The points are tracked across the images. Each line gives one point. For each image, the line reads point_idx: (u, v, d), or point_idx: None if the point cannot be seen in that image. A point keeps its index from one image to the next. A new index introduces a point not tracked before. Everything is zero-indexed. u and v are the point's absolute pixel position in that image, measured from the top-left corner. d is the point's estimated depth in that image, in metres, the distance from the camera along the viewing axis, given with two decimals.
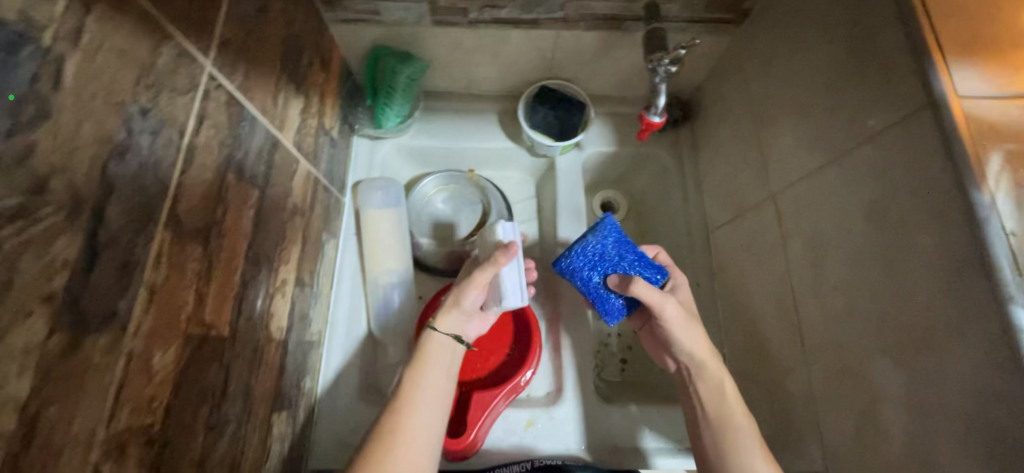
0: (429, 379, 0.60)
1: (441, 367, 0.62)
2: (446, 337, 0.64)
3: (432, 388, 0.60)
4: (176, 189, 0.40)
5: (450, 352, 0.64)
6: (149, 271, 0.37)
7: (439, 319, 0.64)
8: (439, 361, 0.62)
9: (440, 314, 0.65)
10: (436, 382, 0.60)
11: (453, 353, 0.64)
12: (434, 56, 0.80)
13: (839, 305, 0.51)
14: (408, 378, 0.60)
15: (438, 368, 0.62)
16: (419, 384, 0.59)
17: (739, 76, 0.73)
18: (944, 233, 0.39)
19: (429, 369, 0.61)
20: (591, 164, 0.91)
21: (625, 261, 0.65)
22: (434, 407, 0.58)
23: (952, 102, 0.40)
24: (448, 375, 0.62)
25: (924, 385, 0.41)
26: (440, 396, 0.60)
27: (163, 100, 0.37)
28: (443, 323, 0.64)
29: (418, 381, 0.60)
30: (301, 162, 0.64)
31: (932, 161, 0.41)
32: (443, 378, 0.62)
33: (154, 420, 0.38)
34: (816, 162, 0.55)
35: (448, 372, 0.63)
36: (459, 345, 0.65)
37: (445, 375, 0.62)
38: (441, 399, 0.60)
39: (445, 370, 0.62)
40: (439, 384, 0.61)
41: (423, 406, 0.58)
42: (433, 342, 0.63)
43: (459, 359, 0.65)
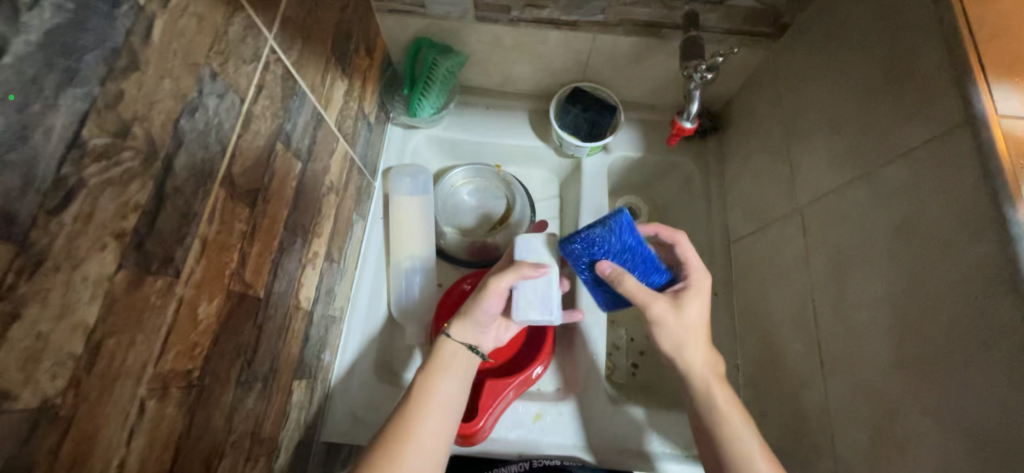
0: (443, 385, 0.60)
1: (457, 375, 0.62)
2: (461, 345, 0.63)
3: (446, 394, 0.59)
4: (233, 151, 0.42)
5: (466, 360, 0.64)
6: (203, 224, 0.39)
7: (454, 327, 0.64)
8: (455, 368, 0.62)
9: (456, 323, 0.64)
10: (450, 389, 0.60)
11: (468, 361, 0.64)
12: (472, 51, 0.82)
13: (862, 319, 0.51)
14: (422, 382, 0.60)
15: (453, 375, 0.61)
16: (432, 389, 0.59)
17: (773, 89, 0.73)
18: (976, 250, 0.40)
19: (443, 375, 0.61)
20: (616, 168, 0.92)
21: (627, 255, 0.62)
22: (445, 413, 0.58)
23: (992, 121, 0.40)
24: (461, 383, 0.62)
25: (947, 402, 0.41)
26: (453, 403, 0.60)
27: (231, 66, 0.40)
28: (457, 332, 0.64)
29: (432, 386, 0.59)
30: (340, 142, 0.67)
31: (968, 177, 0.41)
32: (457, 386, 0.61)
33: (194, 367, 0.40)
34: (847, 176, 0.56)
35: (463, 379, 0.62)
36: (475, 355, 0.65)
37: (460, 382, 0.62)
38: (454, 406, 0.60)
39: (460, 377, 0.62)
40: (453, 391, 0.60)
41: (434, 412, 0.57)
42: (449, 349, 0.63)
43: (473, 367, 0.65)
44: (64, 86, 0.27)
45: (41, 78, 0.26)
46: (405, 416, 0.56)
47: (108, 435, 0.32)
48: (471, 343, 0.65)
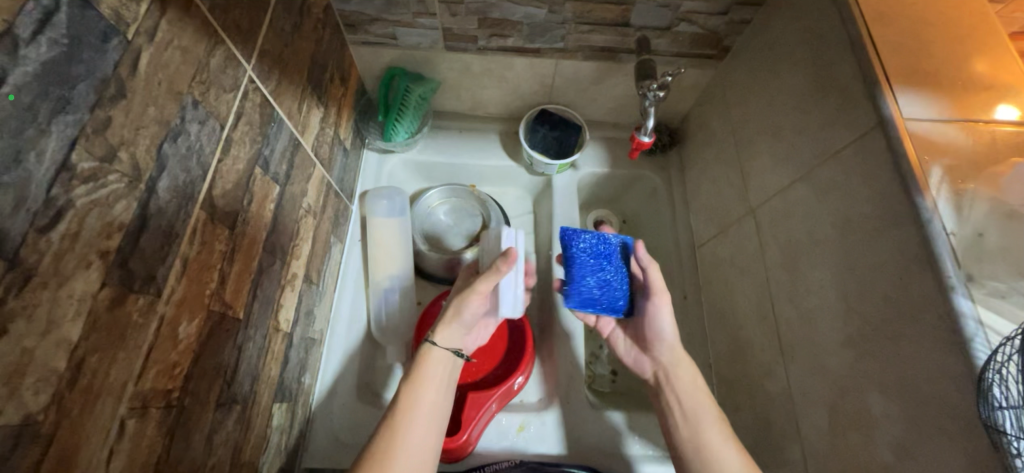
0: (426, 402, 0.60)
1: (437, 389, 0.62)
2: (446, 351, 0.65)
3: (429, 411, 0.60)
4: (213, 174, 0.44)
5: (445, 372, 0.65)
6: (184, 244, 0.40)
7: (439, 333, 0.65)
8: (437, 384, 0.63)
9: (440, 328, 0.65)
10: (432, 406, 0.60)
11: (448, 372, 0.65)
12: (444, 78, 0.87)
13: (813, 307, 0.56)
14: (404, 400, 0.60)
15: (434, 390, 0.62)
16: (414, 407, 0.59)
17: (722, 105, 0.80)
18: (896, 235, 0.45)
19: (425, 392, 0.61)
20: (586, 184, 0.97)
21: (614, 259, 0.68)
22: (428, 433, 0.58)
23: (900, 123, 0.46)
24: (442, 395, 0.63)
25: (888, 375, 0.45)
26: (435, 420, 0.60)
27: (212, 95, 0.43)
28: (443, 338, 0.65)
29: (414, 403, 0.59)
30: (317, 167, 0.69)
31: (884, 173, 0.47)
32: (439, 398, 0.62)
33: (174, 386, 0.40)
34: (789, 178, 0.61)
35: (444, 394, 0.63)
36: (457, 358, 0.67)
37: (440, 397, 0.62)
38: (436, 422, 0.60)
39: (441, 391, 0.63)
40: (435, 408, 0.61)
41: (418, 430, 0.58)
42: (430, 362, 0.64)
43: (454, 374, 0.67)
44: (57, 113, 0.29)
45: (36, 105, 0.28)
46: (387, 437, 0.56)
47: (88, 455, 0.32)
48: (455, 347, 0.66)
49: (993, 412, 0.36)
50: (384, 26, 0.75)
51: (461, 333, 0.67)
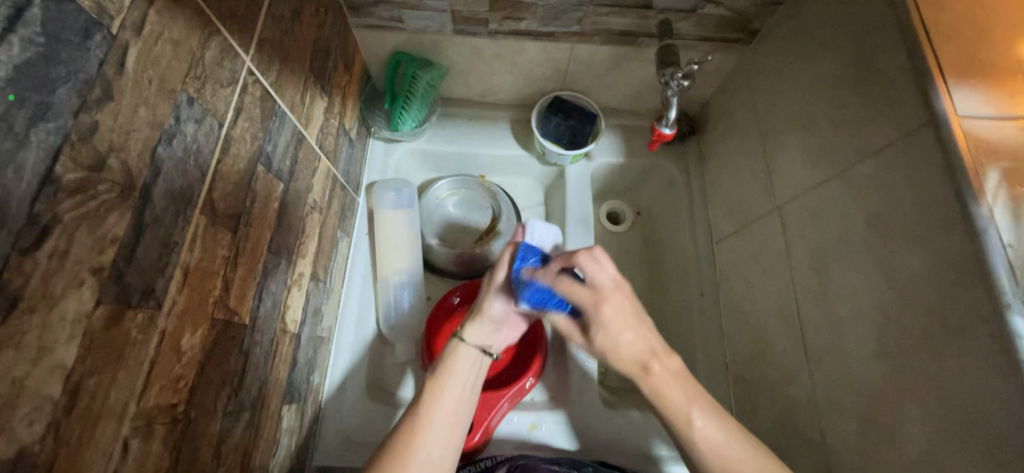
0: (450, 399, 0.59)
1: (464, 386, 0.61)
2: (474, 348, 0.64)
3: (453, 407, 0.59)
4: (214, 176, 0.41)
5: (475, 368, 0.63)
6: (184, 253, 0.38)
7: (467, 329, 0.65)
8: (464, 380, 0.62)
9: (467, 325, 0.65)
10: (456, 403, 0.59)
11: (477, 369, 0.64)
12: (452, 64, 0.83)
13: (843, 313, 0.53)
14: (429, 397, 0.59)
15: (460, 387, 0.61)
16: (438, 404, 0.58)
17: (746, 93, 0.76)
18: (944, 243, 0.42)
19: (451, 388, 0.60)
20: (599, 174, 0.94)
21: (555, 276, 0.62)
22: (450, 431, 0.57)
23: (953, 121, 0.42)
24: (470, 393, 0.61)
25: (927, 390, 0.43)
26: (459, 418, 0.59)
27: (208, 90, 0.40)
28: (471, 334, 0.64)
29: (438, 401, 0.59)
30: (322, 160, 0.66)
31: (934, 175, 0.43)
32: (465, 396, 0.61)
33: (179, 400, 0.39)
34: (821, 175, 0.58)
35: (471, 391, 0.62)
36: (484, 357, 0.65)
37: (467, 395, 0.61)
38: (460, 420, 0.59)
39: (468, 389, 0.61)
40: (460, 405, 0.60)
41: (440, 429, 0.57)
42: (460, 357, 0.63)
43: (483, 372, 0.65)
44: (37, 120, 0.26)
45: (13, 114, 0.25)
46: (407, 434, 0.55)
47: None
48: (483, 346, 0.65)
49: None
50: (389, 9, 0.71)
51: (491, 329, 0.66)
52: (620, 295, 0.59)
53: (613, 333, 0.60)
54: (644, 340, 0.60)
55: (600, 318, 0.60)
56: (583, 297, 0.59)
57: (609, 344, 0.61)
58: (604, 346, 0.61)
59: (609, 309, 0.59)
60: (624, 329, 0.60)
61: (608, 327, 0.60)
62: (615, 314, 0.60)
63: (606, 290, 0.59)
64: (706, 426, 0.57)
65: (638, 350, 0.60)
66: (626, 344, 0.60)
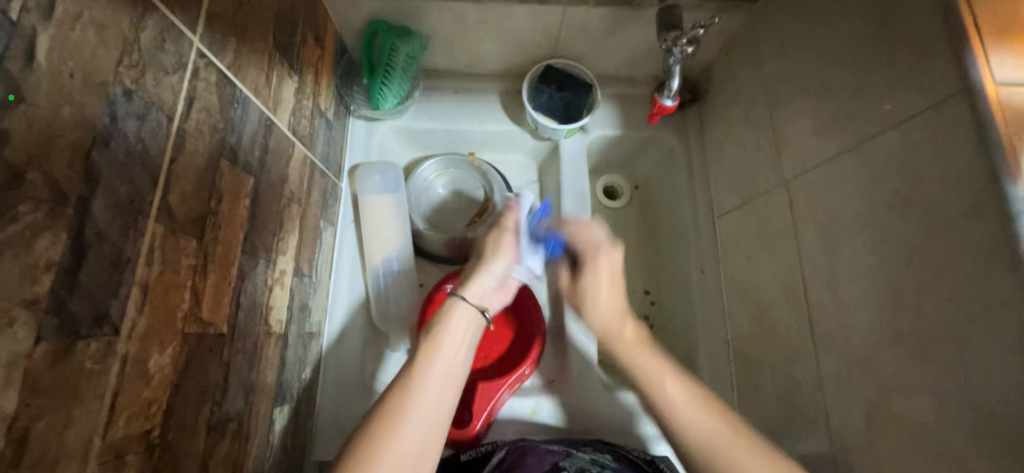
0: (446, 358, 0.56)
1: (458, 349, 0.58)
2: (473, 306, 0.61)
3: (447, 369, 0.55)
4: (167, 178, 0.36)
5: (472, 324, 0.60)
6: (142, 268, 0.34)
7: (467, 287, 0.62)
8: (459, 341, 0.58)
9: (466, 282, 0.63)
10: (451, 365, 0.55)
11: (473, 328, 0.60)
12: (434, 31, 0.76)
13: (854, 295, 0.51)
14: (422, 357, 0.55)
15: (454, 347, 0.57)
16: (432, 364, 0.54)
17: (753, 58, 0.70)
18: (974, 227, 0.39)
19: (445, 348, 0.56)
20: (595, 148, 0.89)
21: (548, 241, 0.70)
22: (443, 395, 0.53)
23: (988, 90, 0.39)
24: (464, 354, 0.58)
25: (944, 379, 0.41)
26: (455, 380, 0.55)
27: (150, 79, 0.34)
28: (471, 291, 0.62)
29: (432, 361, 0.55)
30: (297, 146, 0.61)
31: (962, 150, 0.40)
32: (460, 357, 0.57)
33: (153, 425, 0.36)
34: (835, 148, 0.54)
35: (465, 353, 0.58)
36: (482, 317, 0.61)
37: (463, 356, 0.58)
38: (453, 384, 0.55)
39: (462, 351, 0.58)
40: (454, 370, 0.56)
41: (434, 388, 0.53)
42: (458, 310, 0.60)
43: (477, 336, 0.61)
44: None
45: None
46: (398, 393, 0.51)
47: None
48: (482, 307, 0.62)
49: None
50: None
51: (492, 287, 0.64)
52: (614, 256, 0.65)
53: (596, 292, 0.64)
54: (621, 297, 0.64)
55: (597, 266, 0.64)
56: (585, 246, 0.65)
57: (591, 288, 0.64)
58: (587, 286, 0.64)
59: (605, 259, 0.64)
60: (603, 285, 0.63)
61: (600, 273, 0.64)
62: (608, 266, 0.64)
63: (608, 260, 0.64)
64: (681, 393, 0.55)
65: (615, 310, 0.63)
66: (601, 311, 0.63)
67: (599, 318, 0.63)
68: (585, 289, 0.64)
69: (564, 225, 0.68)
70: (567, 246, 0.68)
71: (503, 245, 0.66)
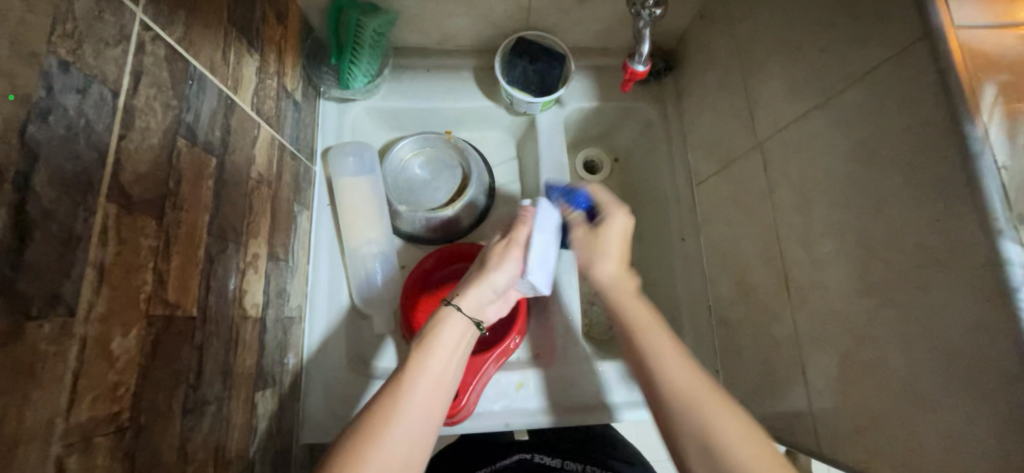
0: (436, 365, 0.55)
1: (449, 356, 0.57)
2: (468, 319, 0.61)
3: (437, 377, 0.55)
4: (117, 157, 0.35)
5: (464, 333, 0.60)
6: (96, 248, 0.33)
7: (462, 296, 0.62)
8: (451, 349, 0.58)
9: (462, 291, 0.63)
10: (442, 372, 0.55)
11: (469, 337, 0.61)
12: (402, 6, 0.74)
13: (827, 250, 0.51)
14: (412, 364, 0.55)
15: (445, 354, 0.57)
16: (425, 373, 0.54)
17: (725, 21, 0.70)
18: (934, 172, 0.39)
19: (437, 356, 0.56)
20: (573, 121, 0.88)
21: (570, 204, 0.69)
22: (433, 404, 0.53)
23: (948, 33, 0.38)
24: (456, 362, 0.58)
25: (911, 325, 0.42)
26: (444, 389, 0.55)
27: (89, 51, 0.33)
28: (466, 301, 0.62)
29: (422, 368, 0.54)
30: (263, 126, 0.59)
31: (925, 96, 0.40)
32: (451, 365, 0.57)
33: (122, 408, 0.35)
34: (805, 105, 0.54)
35: (456, 361, 0.58)
36: (476, 329, 0.62)
37: (454, 363, 0.58)
38: (442, 394, 0.54)
39: (454, 358, 0.58)
40: (441, 382, 0.55)
41: (426, 399, 0.52)
42: (452, 321, 0.60)
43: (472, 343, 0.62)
44: None
45: None
46: (390, 398, 0.51)
47: None
48: (477, 319, 0.63)
49: None
50: None
51: (489, 300, 0.65)
52: (630, 220, 0.66)
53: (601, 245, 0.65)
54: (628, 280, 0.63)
55: (608, 226, 0.65)
56: (606, 201, 0.67)
57: (604, 241, 0.65)
58: (602, 242, 0.64)
59: (614, 223, 0.65)
60: (615, 243, 0.65)
61: (613, 229, 0.65)
62: (619, 230, 0.65)
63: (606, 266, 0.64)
64: (733, 428, 0.47)
65: (614, 281, 0.63)
66: (604, 272, 0.64)
67: (606, 275, 0.64)
68: (599, 247, 0.65)
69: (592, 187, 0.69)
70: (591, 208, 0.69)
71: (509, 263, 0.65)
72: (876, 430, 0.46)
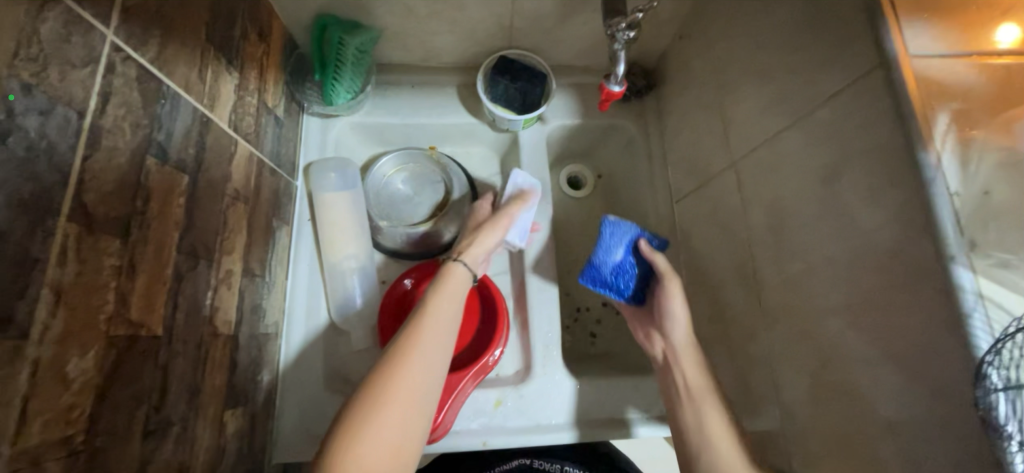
0: (439, 318, 0.60)
1: (451, 312, 0.62)
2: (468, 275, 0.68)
3: (440, 330, 0.60)
4: (80, 178, 0.35)
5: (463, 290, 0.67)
6: (53, 269, 0.33)
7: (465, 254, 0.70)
8: (452, 306, 0.63)
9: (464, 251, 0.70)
10: (445, 325, 0.60)
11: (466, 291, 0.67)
12: (386, 25, 0.75)
13: (797, 270, 0.52)
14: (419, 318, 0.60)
15: (447, 310, 0.62)
16: (422, 346, 0.57)
17: (702, 42, 0.71)
18: (893, 196, 0.40)
19: (440, 311, 0.61)
20: (555, 138, 0.88)
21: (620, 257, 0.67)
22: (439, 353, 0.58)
23: (903, 61, 0.39)
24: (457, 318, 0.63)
25: (874, 347, 0.42)
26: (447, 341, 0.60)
27: (54, 74, 0.33)
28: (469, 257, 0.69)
29: (428, 322, 0.60)
30: (241, 142, 0.59)
31: (883, 121, 0.41)
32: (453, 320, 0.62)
33: (77, 430, 0.35)
34: (776, 126, 0.55)
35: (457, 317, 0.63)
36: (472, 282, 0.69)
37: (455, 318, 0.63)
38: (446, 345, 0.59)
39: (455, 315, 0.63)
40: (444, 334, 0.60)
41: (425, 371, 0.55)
42: (451, 283, 0.66)
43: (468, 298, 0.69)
44: None
45: None
46: (388, 371, 0.54)
47: None
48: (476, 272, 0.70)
49: (989, 394, 0.32)
50: None
51: (484, 257, 0.73)
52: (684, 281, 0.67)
53: (667, 316, 0.64)
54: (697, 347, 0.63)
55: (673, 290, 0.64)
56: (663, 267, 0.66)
57: (677, 316, 0.64)
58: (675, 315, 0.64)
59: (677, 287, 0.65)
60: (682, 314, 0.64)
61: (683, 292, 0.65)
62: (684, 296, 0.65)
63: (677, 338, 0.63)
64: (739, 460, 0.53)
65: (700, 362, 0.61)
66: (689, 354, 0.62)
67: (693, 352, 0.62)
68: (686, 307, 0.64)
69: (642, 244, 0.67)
70: (638, 264, 0.68)
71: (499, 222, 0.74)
72: (843, 452, 0.46)
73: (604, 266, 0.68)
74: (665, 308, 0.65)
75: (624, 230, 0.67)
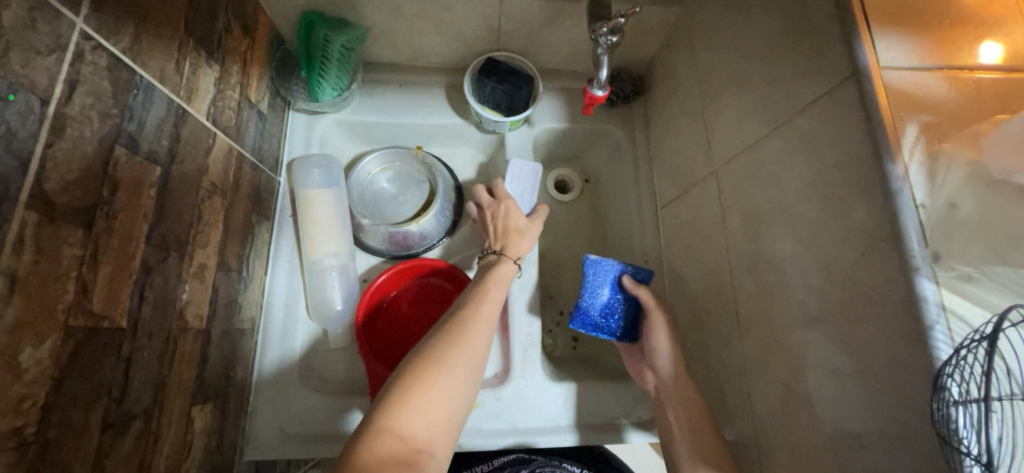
0: (490, 309, 0.59)
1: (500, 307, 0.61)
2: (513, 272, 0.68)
3: (491, 319, 0.58)
4: (41, 164, 0.35)
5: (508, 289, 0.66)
6: (7, 256, 0.32)
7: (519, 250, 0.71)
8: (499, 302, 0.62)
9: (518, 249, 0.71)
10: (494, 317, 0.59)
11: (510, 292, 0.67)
12: (373, 23, 0.75)
13: (771, 279, 0.52)
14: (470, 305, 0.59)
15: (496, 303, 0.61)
16: (477, 328, 0.56)
17: (687, 50, 0.72)
18: (863, 207, 0.40)
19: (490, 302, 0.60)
20: (542, 141, 0.89)
21: (606, 297, 0.67)
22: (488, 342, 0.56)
23: (874, 72, 0.40)
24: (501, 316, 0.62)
25: (843, 357, 0.42)
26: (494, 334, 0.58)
27: (16, 59, 0.33)
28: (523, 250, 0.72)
29: (481, 310, 0.59)
30: (219, 136, 0.59)
31: (854, 132, 0.41)
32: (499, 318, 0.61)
33: (27, 422, 0.34)
34: (754, 135, 0.55)
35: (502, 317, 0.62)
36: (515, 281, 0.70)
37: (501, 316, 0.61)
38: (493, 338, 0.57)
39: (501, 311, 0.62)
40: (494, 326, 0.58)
41: (481, 344, 0.54)
42: (498, 276, 0.66)
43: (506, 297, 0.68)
44: None
45: None
46: (451, 342, 0.52)
47: None
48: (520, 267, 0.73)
49: (947, 407, 0.32)
50: None
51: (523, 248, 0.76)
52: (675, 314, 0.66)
53: (653, 350, 0.64)
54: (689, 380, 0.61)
55: (658, 321, 0.64)
56: (647, 298, 0.65)
57: (663, 349, 0.63)
58: (662, 348, 0.63)
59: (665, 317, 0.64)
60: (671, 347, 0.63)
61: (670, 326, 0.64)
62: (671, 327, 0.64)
63: (664, 371, 0.63)
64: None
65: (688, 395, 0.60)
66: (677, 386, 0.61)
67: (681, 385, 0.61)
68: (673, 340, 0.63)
69: (625, 278, 0.67)
70: (624, 302, 0.67)
71: (534, 223, 0.75)
72: (812, 462, 0.45)
73: (592, 309, 0.67)
74: (651, 342, 0.64)
75: (607, 268, 0.67)
